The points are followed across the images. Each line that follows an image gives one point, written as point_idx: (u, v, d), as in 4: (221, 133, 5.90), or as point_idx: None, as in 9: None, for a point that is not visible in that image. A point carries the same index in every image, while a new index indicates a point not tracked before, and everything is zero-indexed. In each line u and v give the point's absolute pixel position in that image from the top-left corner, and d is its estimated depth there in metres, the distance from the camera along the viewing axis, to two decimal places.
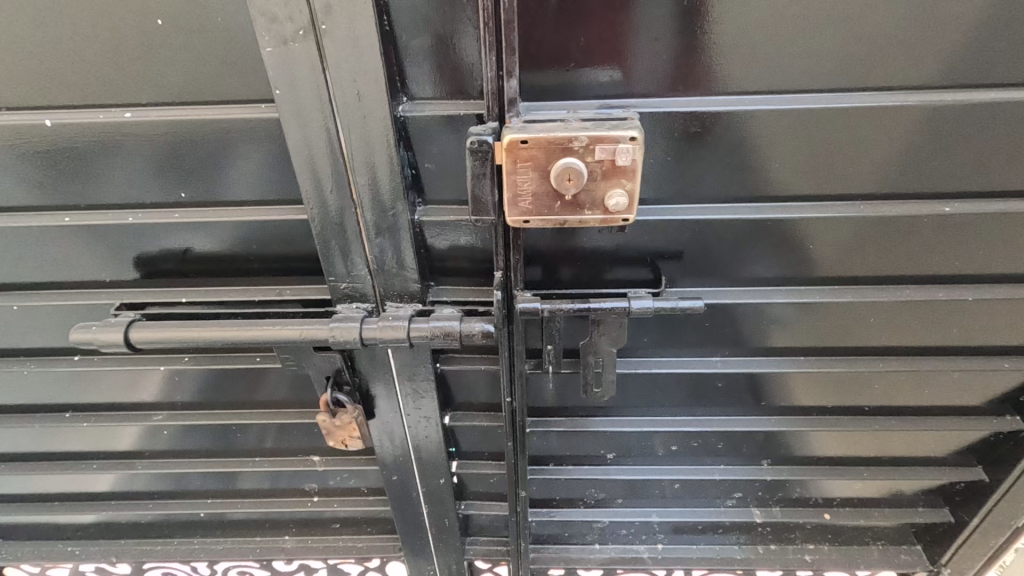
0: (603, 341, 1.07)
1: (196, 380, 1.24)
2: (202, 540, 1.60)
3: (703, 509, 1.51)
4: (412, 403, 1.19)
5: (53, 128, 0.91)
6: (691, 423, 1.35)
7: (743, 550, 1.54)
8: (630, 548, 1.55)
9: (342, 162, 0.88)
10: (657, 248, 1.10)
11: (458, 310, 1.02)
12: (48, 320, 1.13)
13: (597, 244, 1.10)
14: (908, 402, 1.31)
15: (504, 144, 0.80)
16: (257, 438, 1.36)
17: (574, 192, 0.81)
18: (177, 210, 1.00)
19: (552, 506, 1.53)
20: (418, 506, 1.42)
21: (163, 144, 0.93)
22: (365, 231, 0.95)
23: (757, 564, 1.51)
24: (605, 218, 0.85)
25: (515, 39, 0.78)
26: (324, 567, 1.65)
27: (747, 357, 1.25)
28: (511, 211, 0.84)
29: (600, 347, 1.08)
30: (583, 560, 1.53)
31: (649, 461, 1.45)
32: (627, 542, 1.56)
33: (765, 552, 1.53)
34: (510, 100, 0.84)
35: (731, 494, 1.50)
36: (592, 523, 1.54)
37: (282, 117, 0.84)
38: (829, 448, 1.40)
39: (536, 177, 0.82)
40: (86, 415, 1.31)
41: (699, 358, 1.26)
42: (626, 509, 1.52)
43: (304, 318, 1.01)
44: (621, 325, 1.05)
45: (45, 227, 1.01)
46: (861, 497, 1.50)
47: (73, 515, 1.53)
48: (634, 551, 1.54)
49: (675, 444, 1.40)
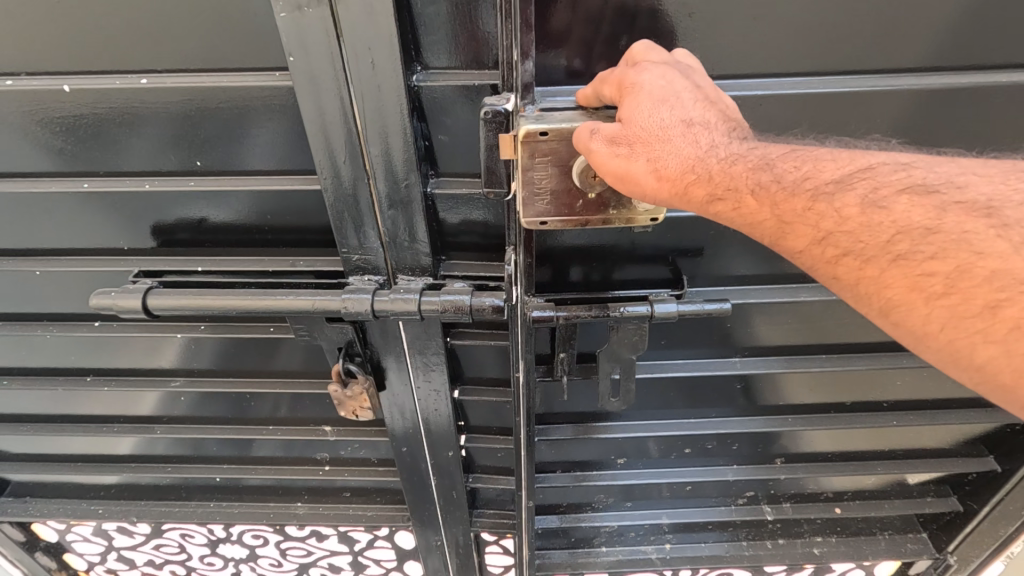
0: (622, 347, 1.08)
1: (212, 348, 1.27)
2: (217, 504, 1.66)
3: (710, 509, 1.53)
4: (422, 375, 1.21)
5: (72, 94, 0.92)
6: (704, 425, 1.35)
7: (751, 546, 1.56)
8: (638, 550, 1.56)
9: (356, 131, 0.87)
10: (676, 246, 1.10)
11: (468, 284, 1.02)
12: (70, 285, 1.16)
13: (612, 242, 1.09)
14: (921, 395, 1.31)
15: (520, 135, 0.78)
16: (271, 406, 1.39)
17: (599, 190, 0.81)
18: (192, 178, 1.00)
19: (560, 512, 1.55)
20: (427, 477, 1.45)
21: (178, 111, 0.93)
22: (378, 203, 0.95)
23: (766, 562, 1.52)
24: (627, 217, 0.86)
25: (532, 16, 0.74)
26: (335, 533, 1.71)
27: (764, 354, 1.25)
28: (528, 209, 0.83)
29: (619, 353, 1.09)
30: (589, 564, 1.54)
31: (658, 464, 1.45)
32: (635, 544, 1.57)
33: (774, 547, 1.55)
34: (526, 85, 0.80)
35: (743, 493, 1.51)
36: (600, 527, 1.55)
37: (296, 85, 0.84)
38: (842, 444, 1.40)
39: (555, 173, 0.80)
40: (106, 379, 1.35)
41: (717, 359, 1.26)
42: (635, 511, 1.54)
43: (317, 289, 1.02)
44: (640, 330, 1.06)
45: (64, 194, 1.03)
46: (872, 489, 1.51)
47: (96, 475, 1.59)
48: (643, 553, 1.55)
49: (689, 448, 1.40)
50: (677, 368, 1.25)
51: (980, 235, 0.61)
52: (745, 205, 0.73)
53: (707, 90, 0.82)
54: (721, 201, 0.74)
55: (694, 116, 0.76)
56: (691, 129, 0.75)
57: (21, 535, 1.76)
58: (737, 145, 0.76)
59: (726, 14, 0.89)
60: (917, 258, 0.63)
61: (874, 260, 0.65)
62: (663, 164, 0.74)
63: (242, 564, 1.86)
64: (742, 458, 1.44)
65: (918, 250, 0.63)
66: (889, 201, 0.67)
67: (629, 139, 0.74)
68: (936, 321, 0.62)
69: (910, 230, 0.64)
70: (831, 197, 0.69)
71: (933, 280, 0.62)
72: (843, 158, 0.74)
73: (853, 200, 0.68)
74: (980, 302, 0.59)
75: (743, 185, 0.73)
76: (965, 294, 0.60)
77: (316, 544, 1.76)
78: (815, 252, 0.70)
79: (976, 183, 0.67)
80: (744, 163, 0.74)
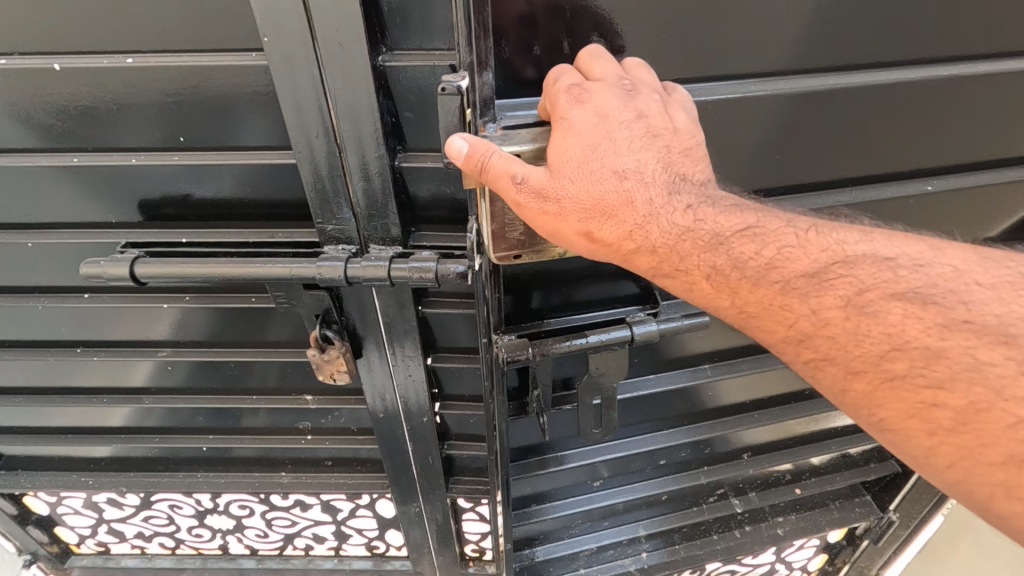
0: (603, 375, 1.23)
1: (195, 319, 1.34)
2: (205, 474, 1.74)
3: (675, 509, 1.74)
4: (396, 343, 1.30)
5: (62, 72, 0.97)
6: (676, 434, 1.59)
7: (724, 538, 1.77)
8: (618, 564, 1.71)
9: (329, 109, 0.95)
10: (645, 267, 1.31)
11: (435, 253, 1.09)
12: (61, 256, 1.22)
13: (582, 267, 1.28)
14: None
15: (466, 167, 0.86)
16: (253, 376, 1.47)
17: None
18: (176, 154, 1.07)
19: (536, 543, 1.69)
20: (404, 443, 1.54)
21: (161, 89, 0.99)
22: (349, 176, 1.03)
23: (739, 550, 1.73)
24: None
25: (485, 18, 0.87)
26: (318, 503, 1.79)
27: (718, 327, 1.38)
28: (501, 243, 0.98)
29: (601, 381, 1.23)
30: None
31: (636, 479, 1.67)
32: (613, 560, 1.72)
33: (744, 534, 1.76)
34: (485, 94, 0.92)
35: (714, 491, 1.74)
36: (578, 551, 1.71)
37: (271, 64, 0.91)
38: (794, 428, 1.66)
39: None
40: (97, 350, 1.42)
41: (689, 372, 1.48)
42: (613, 528, 1.73)
43: (294, 257, 1.09)
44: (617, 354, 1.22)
45: (55, 168, 1.09)
46: (820, 465, 1.74)
47: (86, 447, 1.66)
48: (622, 565, 1.71)
49: (663, 459, 1.64)
50: (652, 385, 1.45)
51: (996, 370, 0.68)
52: (700, 286, 0.88)
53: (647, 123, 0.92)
54: (671, 271, 0.89)
55: (631, 168, 0.89)
56: (627, 182, 0.88)
57: (12, 508, 1.82)
58: (677, 208, 0.89)
59: (656, 14, 1.01)
60: (916, 385, 0.71)
61: (867, 376, 0.75)
62: (600, 229, 0.89)
63: (230, 535, 1.94)
64: (715, 455, 1.66)
65: (919, 375, 0.72)
66: (876, 307, 0.77)
67: (556, 192, 0.85)
68: (947, 456, 0.69)
69: (907, 350, 0.73)
70: (801, 293, 0.81)
71: (941, 412, 0.70)
72: (818, 250, 0.84)
73: (837, 301, 0.79)
74: (1003, 449, 0.65)
75: (695, 263, 0.87)
76: (974, 433, 0.67)
77: (300, 514, 1.84)
78: (792, 347, 0.82)
79: (980, 300, 0.74)
80: (690, 235, 0.88)
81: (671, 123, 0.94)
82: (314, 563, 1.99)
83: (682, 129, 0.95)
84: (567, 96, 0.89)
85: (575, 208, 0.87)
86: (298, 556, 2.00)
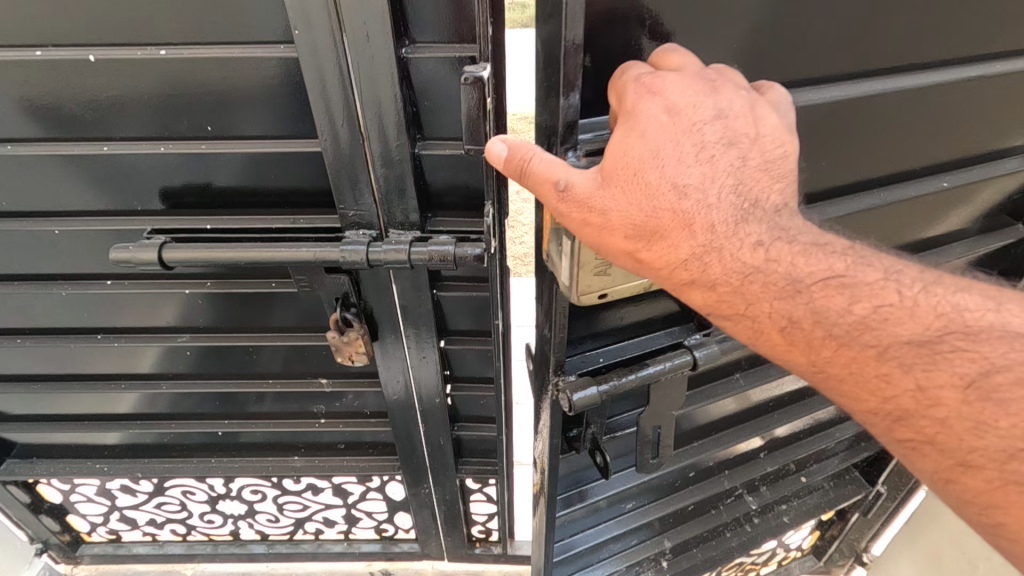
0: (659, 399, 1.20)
1: (215, 304, 1.38)
2: (218, 459, 1.78)
3: (694, 518, 1.72)
4: (412, 325, 1.35)
5: (97, 63, 1.02)
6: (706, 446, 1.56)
7: (744, 541, 1.75)
8: None
9: (354, 99, 1.00)
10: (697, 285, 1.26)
11: (452, 237, 1.15)
12: (86, 243, 1.26)
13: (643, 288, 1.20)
14: None
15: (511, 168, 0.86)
16: (269, 360, 1.51)
17: None
18: (204, 142, 1.11)
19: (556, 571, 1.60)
20: (415, 424, 1.61)
21: (191, 80, 1.03)
22: (372, 163, 1.08)
23: (752, 544, 1.75)
24: None
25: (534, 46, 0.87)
26: (330, 486, 1.84)
27: None
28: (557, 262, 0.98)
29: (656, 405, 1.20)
30: None
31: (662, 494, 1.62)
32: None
33: (754, 528, 1.77)
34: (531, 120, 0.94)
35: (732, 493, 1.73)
36: None
37: (300, 55, 0.96)
38: (807, 420, 1.68)
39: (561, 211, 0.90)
40: (116, 336, 1.46)
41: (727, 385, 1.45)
42: (637, 545, 1.66)
43: (317, 241, 1.14)
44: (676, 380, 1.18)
45: (85, 156, 1.13)
46: (822, 452, 1.78)
47: (101, 433, 1.70)
48: None
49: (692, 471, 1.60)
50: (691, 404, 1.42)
51: None
52: (769, 335, 0.85)
53: (723, 134, 0.83)
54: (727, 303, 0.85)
55: (694, 189, 0.82)
56: (687, 204, 0.82)
57: (25, 497, 1.84)
58: (743, 243, 0.83)
59: None
60: None
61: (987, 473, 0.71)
62: (649, 253, 0.85)
63: (241, 521, 1.98)
64: (731, 460, 1.64)
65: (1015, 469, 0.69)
66: (1008, 395, 0.71)
67: (594, 211, 0.82)
68: None
69: None
70: (904, 363, 0.78)
71: None
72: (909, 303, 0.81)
73: (955, 379, 0.75)
74: None
75: (755, 299, 0.84)
76: None
77: (311, 498, 1.89)
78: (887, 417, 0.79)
79: None
80: (758, 275, 0.83)
81: (754, 128, 0.85)
82: (324, 547, 2.05)
83: (766, 137, 0.86)
84: (632, 105, 0.81)
85: (622, 230, 0.83)
86: (308, 541, 2.05)
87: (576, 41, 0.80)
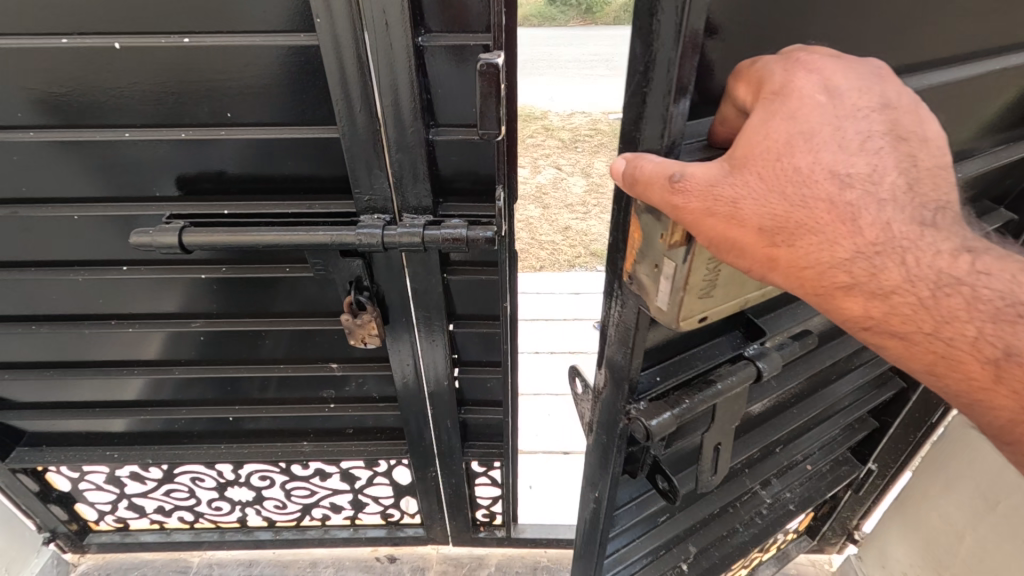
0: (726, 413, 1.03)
1: (230, 289, 1.42)
2: (227, 445, 1.81)
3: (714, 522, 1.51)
4: (423, 308, 1.40)
5: (121, 51, 1.05)
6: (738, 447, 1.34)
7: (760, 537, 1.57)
8: None
9: (370, 86, 1.05)
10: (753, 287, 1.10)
11: (463, 221, 1.19)
12: (104, 229, 1.29)
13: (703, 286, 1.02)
14: None
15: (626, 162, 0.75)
16: (280, 345, 1.55)
17: None
18: (222, 129, 1.14)
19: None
20: (424, 407, 1.65)
21: (212, 67, 1.06)
22: (387, 148, 1.12)
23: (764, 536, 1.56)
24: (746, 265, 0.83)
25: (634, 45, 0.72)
26: (337, 471, 1.88)
27: None
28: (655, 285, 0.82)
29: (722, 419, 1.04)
30: None
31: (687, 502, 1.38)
32: None
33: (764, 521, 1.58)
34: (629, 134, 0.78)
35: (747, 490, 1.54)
36: None
37: (321, 44, 1.00)
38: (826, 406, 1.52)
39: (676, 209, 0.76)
40: (130, 322, 1.49)
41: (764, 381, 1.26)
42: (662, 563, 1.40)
43: (333, 225, 1.18)
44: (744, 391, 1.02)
45: (105, 143, 1.16)
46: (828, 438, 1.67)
47: (111, 420, 1.72)
48: None
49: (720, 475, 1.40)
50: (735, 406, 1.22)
51: None
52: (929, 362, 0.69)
53: (882, 126, 0.69)
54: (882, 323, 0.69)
55: (850, 187, 0.67)
56: (840, 203, 0.67)
57: (35, 486, 1.86)
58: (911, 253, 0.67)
59: None
60: None
61: None
62: (787, 254, 0.69)
63: (248, 508, 2.01)
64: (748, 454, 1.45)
65: None
66: None
67: (723, 200, 0.68)
68: None
69: None
70: None
71: None
72: None
73: None
74: None
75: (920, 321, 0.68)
76: None
77: (319, 484, 1.92)
78: None
79: None
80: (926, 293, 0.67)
81: (921, 126, 0.71)
82: (330, 533, 2.08)
83: (933, 140, 0.71)
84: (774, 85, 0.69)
85: (758, 224, 0.68)
86: (315, 527, 2.09)
87: (697, 30, 0.67)
